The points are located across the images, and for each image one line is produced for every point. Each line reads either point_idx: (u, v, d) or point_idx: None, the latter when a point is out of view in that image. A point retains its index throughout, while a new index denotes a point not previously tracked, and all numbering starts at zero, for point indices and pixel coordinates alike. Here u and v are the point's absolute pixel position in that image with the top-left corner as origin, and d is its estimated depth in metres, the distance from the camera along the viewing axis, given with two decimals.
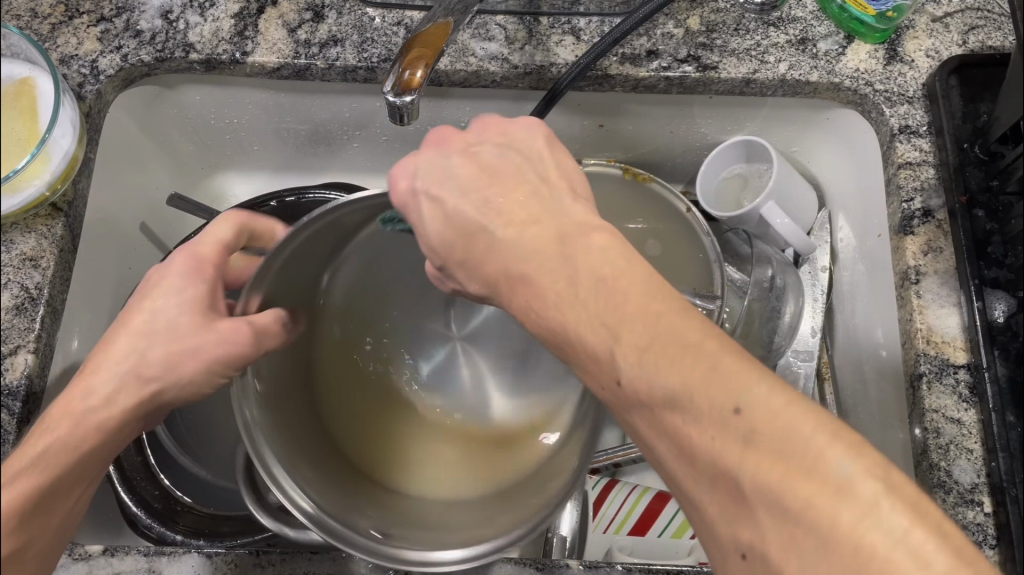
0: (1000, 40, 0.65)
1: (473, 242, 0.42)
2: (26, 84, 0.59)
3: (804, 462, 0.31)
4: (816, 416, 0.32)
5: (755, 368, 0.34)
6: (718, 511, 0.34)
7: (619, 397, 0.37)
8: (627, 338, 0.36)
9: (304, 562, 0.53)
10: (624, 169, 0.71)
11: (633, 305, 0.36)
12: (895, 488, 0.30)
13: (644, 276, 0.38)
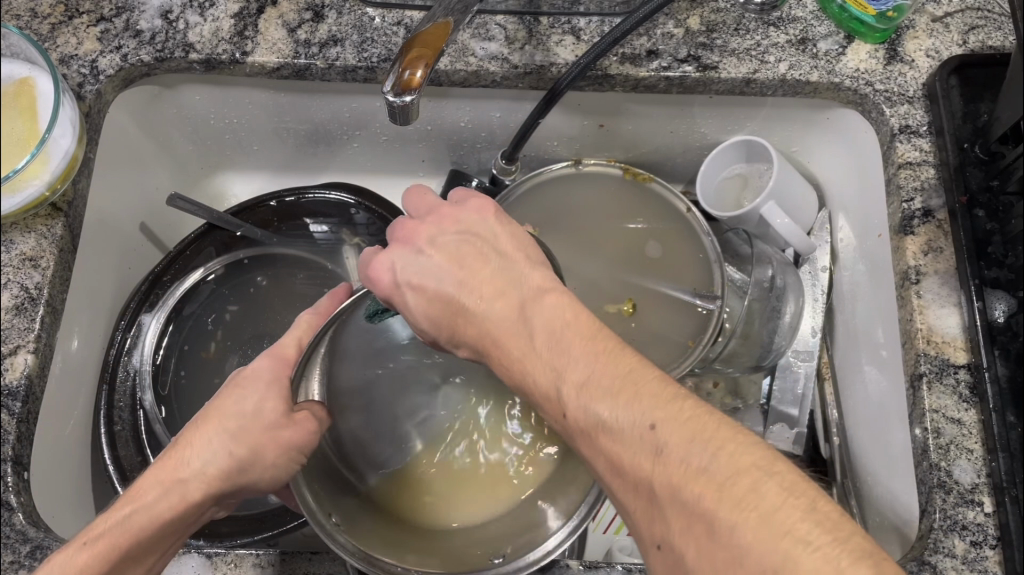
0: (1000, 40, 0.64)
1: (456, 320, 0.46)
2: (26, 84, 0.59)
3: (705, 468, 0.35)
4: (722, 429, 0.37)
5: (673, 392, 0.38)
6: (642, 517, 0.38)
7: (566, 426, 0.42)
8: (570, 375, 0.41)
9: (304, 562, 0.53)
10: (624, 168, 0.72)
11: (579, 346, 0.41)
12: (788, 486, 0.34)
13: (588, 321, 0.42)
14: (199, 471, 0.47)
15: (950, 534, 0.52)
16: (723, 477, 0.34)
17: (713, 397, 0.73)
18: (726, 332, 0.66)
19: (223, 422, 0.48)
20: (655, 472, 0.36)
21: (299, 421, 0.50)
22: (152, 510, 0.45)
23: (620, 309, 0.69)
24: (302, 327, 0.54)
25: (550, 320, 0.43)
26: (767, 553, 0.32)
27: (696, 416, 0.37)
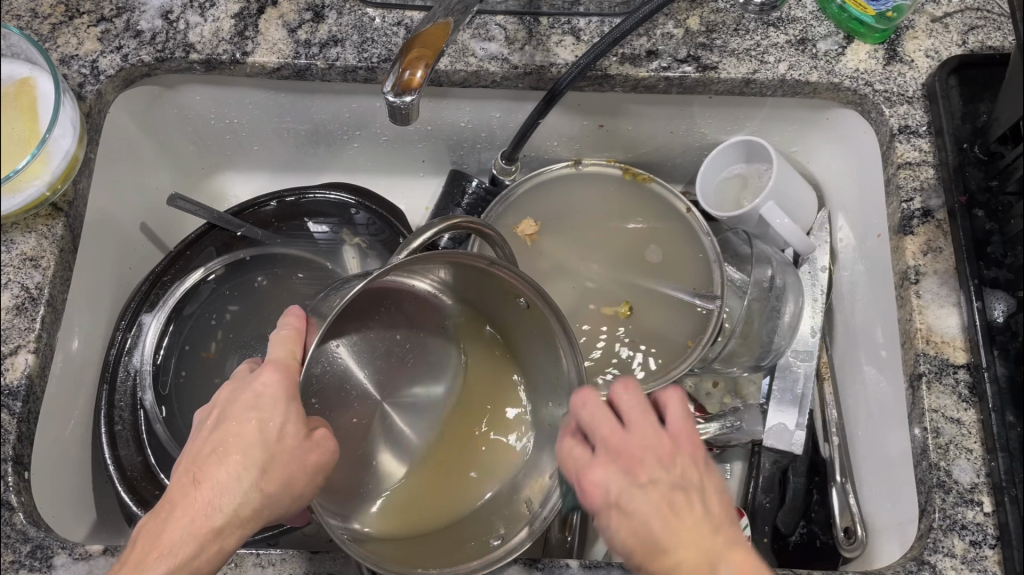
0: (1000, 40, 0.65)
1: (580, 468, 0.47)
2: (26, 84, 0.59)
3: None
4: None
5: None
6: None
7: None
8: (664, 541, 0.43)
9: (304, 562, 0.53)
10: (624, 169, 0.72)
11: (674, 521, 0.44)
12: None
13: (688, 504, 0.45)
14: (232, 515, 0.45)
15: (950, 534, 0.52)
16: None
17: (713, 397, 0.75)
18: (726, 332, 0.67)
19: (248, 458, 0.46)
20: None
21: (321, 441, 0.48)
22: (191, 565, 0.43)
23: (617, 312, 0.70)
24: (291, 341, 0.48)
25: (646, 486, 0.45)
26: None
27: None
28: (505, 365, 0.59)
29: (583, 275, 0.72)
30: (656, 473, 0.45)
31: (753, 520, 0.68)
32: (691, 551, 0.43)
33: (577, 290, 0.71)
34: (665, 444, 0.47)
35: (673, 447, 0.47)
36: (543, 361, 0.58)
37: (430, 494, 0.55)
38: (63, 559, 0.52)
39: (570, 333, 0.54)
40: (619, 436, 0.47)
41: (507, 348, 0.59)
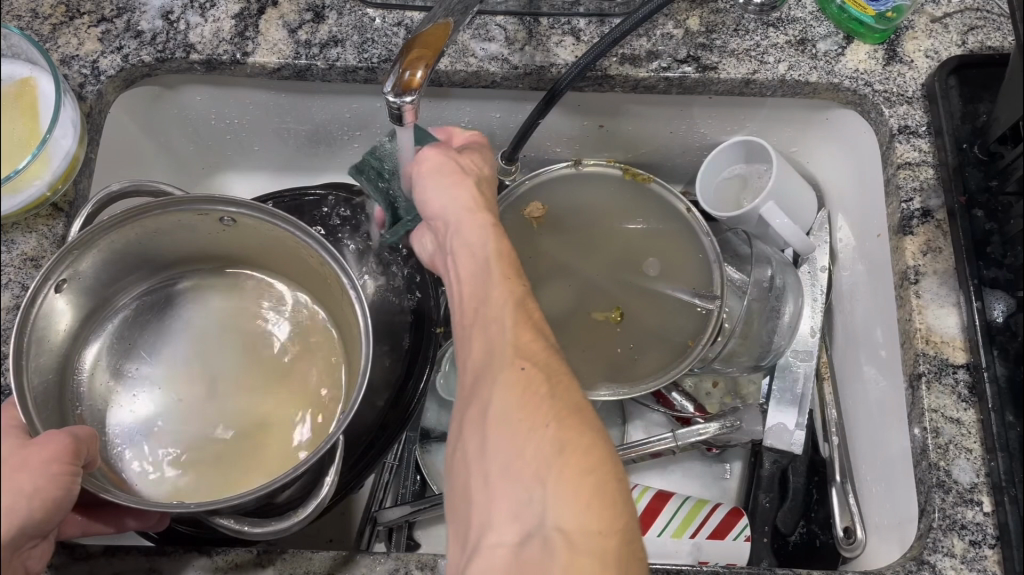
0: (1000, 40, 0.65)
1: (476, 276, 0.47)
2: (26, 84, 0.59)
3: (581, 501, 0.39)
4: (604, 484, 0.40)
5: (533, 337, 0.45)
6: (506, 504, 0.40)
7: (521, 381, 0.42)
8: (518, 334, 0.44)
9: (305, 562, 0.53)
10: (624, 169, 0.72)
11: (501, 309, 0.45)
12: (573, 491, 0.39)
13: (518, 317, 0.45)
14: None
15: (950, 534, 0.52)
16: (567, 428, 0.41)
17: (713, 397, 0.75)
18: (726, 332, 0.67)
19: None
20: (523, 474, 0.40)
21: (49, 439, 0.46)
22: None
23: (608, 317, 0.69)
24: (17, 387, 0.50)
25: (486, 455, 0.42)
26: (574, 530, 0.38)
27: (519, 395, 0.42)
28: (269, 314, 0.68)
29: (579, 276, 0.71)
30: (490, 433, 0.42)
31: (753, 519, 0.68)
32: (543, 440, 0.40)
33: (576, 291, 0.71)
34: (524, 365, 0.43)
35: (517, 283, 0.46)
36: (285, 258, 0.65)
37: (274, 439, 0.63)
38: (64, 559, 0.52)
39: (192, 204, 0.57)
40: (494, 300, 0.46)
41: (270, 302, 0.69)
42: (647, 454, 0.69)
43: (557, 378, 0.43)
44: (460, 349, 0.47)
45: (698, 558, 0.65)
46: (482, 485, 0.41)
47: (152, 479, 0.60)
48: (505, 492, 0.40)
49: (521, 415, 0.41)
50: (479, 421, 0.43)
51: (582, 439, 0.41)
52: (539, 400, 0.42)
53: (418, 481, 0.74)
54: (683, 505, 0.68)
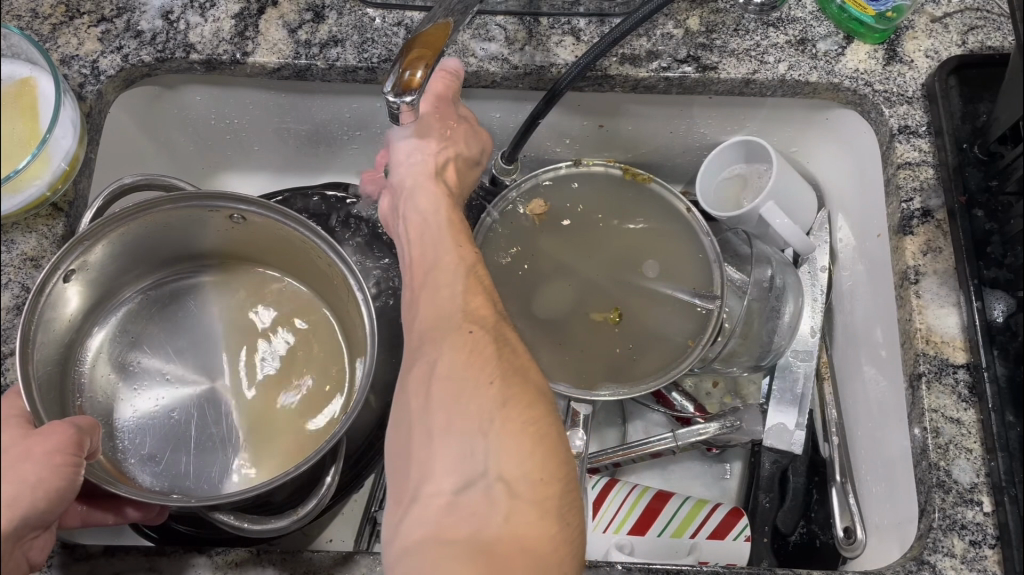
0: (1000, 40, 0.65)
1: (430, 253, 0.52)
2: (26, 84, 0.59)
3: (522, 447, 0.41)
4: (543, 433, 0.42)
5: (482, 304, 0.49)
6: (447, 451, 0.41)
7: (470, 338, 0.45)
8: (469, 300, 0.48)
9: (305, 562, 0.53)
10: (624, 169, 0.72)
11: (454, 281, 0.50)
12: (515, 436, 0.41)
13: (470, 287, 0.49)
14: None
15: (950, 534, 0.52)
16: (512, 378, 0.43)
17: (713, 396, 0.75)
18: (726, 332, 0.67)
19: None
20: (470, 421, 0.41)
21: (51, 431, 0.46)
22: None
23: (606, 317, 0.69)
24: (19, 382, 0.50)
25: (432, 410, 0.43)
26: (514, 473, 0.40)
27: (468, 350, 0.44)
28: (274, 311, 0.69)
29: (579, 275, 0.71)
30: (436, 384, 0.43)
31: (753, 519, 0.68)
32: (490, 386, 0.43)
33: (574, 292, 0.71)
34: (472, 329, 0.46)
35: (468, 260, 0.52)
36: (292, 255, 0.65)
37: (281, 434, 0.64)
38: (64, 559, 0.52)
39: (203, 199, 0.58)
40: (447, 272, 0.50)
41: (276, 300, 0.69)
42: (647, 454, 0.69)
43: (504, 338, 0.46)
44: (410, 318, 0.50)
45: (698, 558, 0.65)
46: (423, 441, 0.42)
47: (157, 472, 0.60)
48: (447, 440, 0.41)
49: (469, 374, 0.43)
50: (425, 380, 0.44)
51: (527, 392, 0.43)
52: (485, 358, 0.44)
53: None
54: (683, 505, 0.68)
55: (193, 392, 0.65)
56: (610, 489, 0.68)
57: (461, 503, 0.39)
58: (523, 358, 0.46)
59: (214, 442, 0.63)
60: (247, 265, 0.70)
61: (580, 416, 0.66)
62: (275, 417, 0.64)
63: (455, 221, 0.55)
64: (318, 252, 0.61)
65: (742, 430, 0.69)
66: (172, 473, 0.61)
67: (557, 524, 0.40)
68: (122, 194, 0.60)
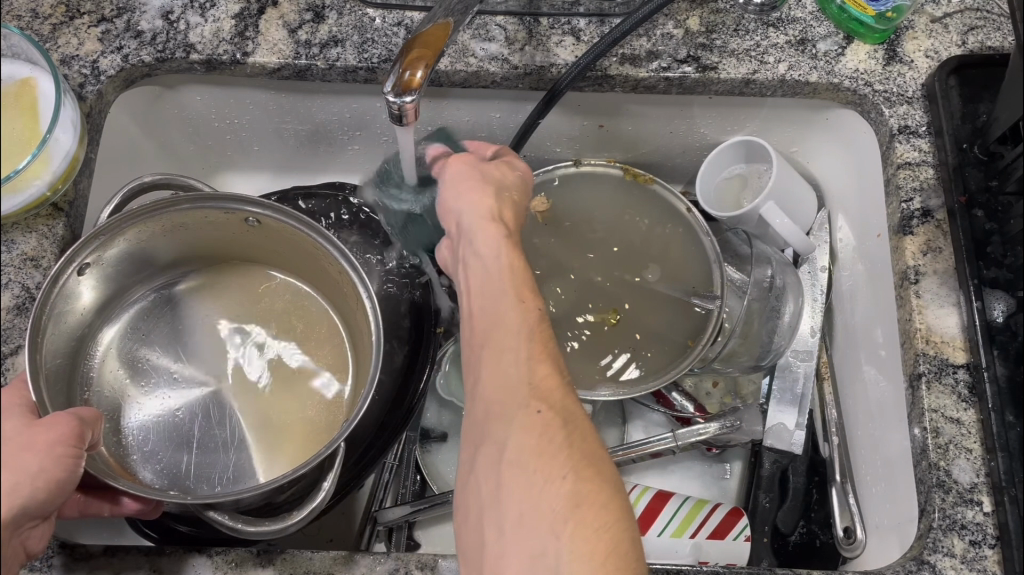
0: (999, 40, 0.65)
1: (492, 302, 0.48)
2: (26, 85, 0.59)
3: (597, 551, 0.38)
4: (620, 533, 0.40)
5: (548, 368, 0.45)
6: (515, 555, 0.39)
7: (539, 423, 0.42)
8: (531, 365, 0.45)
9: (304, 562, 0.53)
10: (624, 169, 0.72)
11: (516, 343, 0.46)
12: (582, 537, 0.39)
13: (529, 348, 0.45)
14: None
15: (950, 534, 0.52)
16: (582, 468, 0.41)
17: (713, 396, 0.74)
18: (726, 332, 0.67)
19: None
20: (541, 522, 0.40)
21: (52, 422, 0.46)
22: None
23: (605, 319, 0.69)
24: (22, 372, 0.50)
25: (498, 503, 0.41)
26: None
27: (535, 433, 0.42)
28: (281, 315, 0.69)
29: (579, 274, 0.71)
30: (502, 476, 0.42)
31: (753, 519, 0.68)
32: (561, 482, 0.40)
33: (574, 292, 0.71)
34: (541, 409, 0.43)
35: (530, 313, 0.47)
36: (301, 260, 0.65)
37: (282, 439, 0.63)
38: (63, 559, 0.52)
39: (217, 200, 0.58)
40: (508, 330, 0.46)
41: (284, 304, 0.69)
42: (647, 454, 0.69)
43: (570, 416, 0.44)
44: (471, 379, 0.47)
45: (698, 558, 0.65)
46: (497, 532, 0.41)
47: (158, 470, 0.60)
48: (513, 539, 0.40)
49: (540, 464, 0.41)
50: (493, 466, 0.42)
51: (597, 484, 0.41)
52: (555, 448, 0.42)
53: (418, 481, 0.73)
54: (683, 505, 0.68)
55: (198, 393, 0.65)
56: None
57: None
58: (595, 443, 0.43)
59: (217, 443, 0.63)
60: (254, 269, 0.70)
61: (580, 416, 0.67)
62: (278, 420, 0.64)
63: (518, 265, 0.49)
64: (330, 257, 0.61)
65: (742, 430, 0.69)
66: (173, 470, 0.61)
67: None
68: (142, 192, 0.60)
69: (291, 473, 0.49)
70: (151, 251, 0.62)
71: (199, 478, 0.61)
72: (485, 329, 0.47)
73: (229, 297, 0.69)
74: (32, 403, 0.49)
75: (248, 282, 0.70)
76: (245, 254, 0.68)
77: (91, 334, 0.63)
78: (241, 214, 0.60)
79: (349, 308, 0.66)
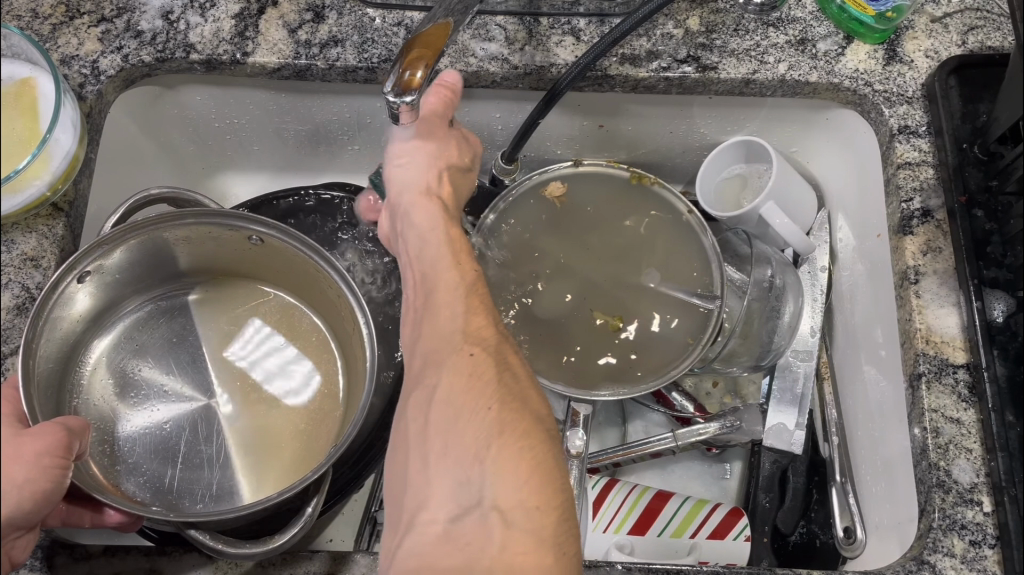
0: (999, 40, 0.65)
1: (431, 258, 0.50)
2: (26, 84, 0.59)
3: (519, 472, 0.41)
4: (542, 458, 0.42)
5: (481, 315, 0.47)
6: (438, 487, 0.41)
7: (471, 361, 0.44)
8: (468, 315, 0.47)
9: (304, 562, 0.53)
10: (631, 172, 0.72)
11: (450, 292, 0.48)
12: (503, 460, 0.41)
13: (464, 297, 0.48)
14: None
15: (950, 534, 0.52)
16: (511, 401, 0.43)
17: (713, 396, 0.75)
18: (726, 331, 0.67)
19: None
20: (466, 451, 0.41)
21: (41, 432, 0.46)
22: None
23: (608, 322, 0.69)
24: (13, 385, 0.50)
25: (426, 444, 0.43)
26: (511, 499, 0.40)
27: (463, 369, 0.44)
28: (275, 331, 0.69)
29: (581, 276, 0.71)
30: (429, 412, 0.43)
31: (753, 519, 0.68)
32: (488, 409, 0.42)
33: (576, 293, 0.71)
34: (472, 350, 0.45)
35: (467, 267, 0.50)
36: (298, 278, 0.65)
37: (273, 455, 0.63)
38: (63, 559, 0.52)
39: (214, 215, 0.58)
40: (449, 280, 0.48)
41: (278, 320, 0.69)
42: (647, 454, 0.69)
43: (503, 356, 0.46)
44: (411, 331, 0.49)
45: (698, 558, 0.65)
46: (422, 465, 0.42)
47: (141, 483, 0.60)
48: (435, 470, 0.41)
49: (468, 399, 0.43)
50: (425, 403, 0.44)
51: (524, 414, 0.43)
52: (484, 384, 0.43)
53: None
54: (683, 505, 0.68)
55: (187, 407, 0.65)
56: (609, 490, 0.68)
57: (449, 536, 0.40)
58: (525, 382, 0.45)
59: (202, 459, 0.63)
60: (249, 283, 0.70)
61: (580, 417, 0.65)
62: (270, 437, 0.64)
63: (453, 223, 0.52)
64: (329, 280, 0.61)
65: (742, 430, 0.69)
66: (157, 484, 0.61)
67: (555, 554, 0.40)
68: (144, 205, 0.60)
69: (282, 494, 0.49)
70: (142, 265, 0.62)
71: (185, 492, 0.61)
72: (427, 280, 0.50)
73: (222, 312, 0.69)
74: (22, 413, 0.49)
75: (243, 298, 0.70)
76: (240, 269, 0.68)
77: (84, 345, 0.62)
78: (238, 230, 0.60)
79: (343, 329, 0.66)
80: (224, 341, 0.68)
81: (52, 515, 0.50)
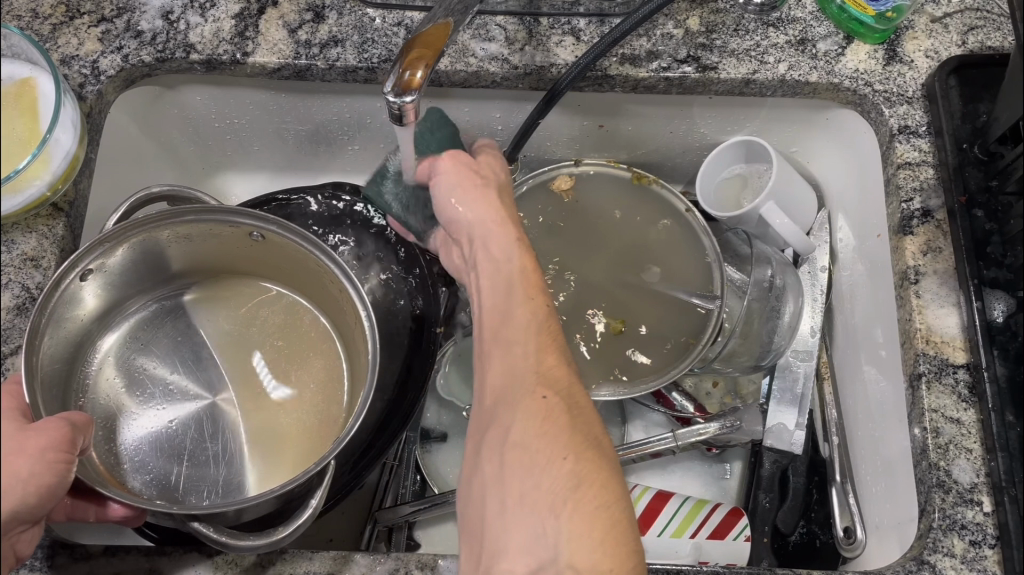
0: (1000, 40, 0.65)
1: (501, 298, 0.49)
2: (26, 85, 0.59)
3: (593, 528, 0.39)
4: (615, 512, 0.40)
5: (554, 358, 0.46)
6: (510, 538, 0.40)
7: (544, 405, 0.43)
8: (540, 357, 0.46)
9: (305, 562, 0.53)
10: (634, 173, 0.72)
11: (521, 334, 0.47)
12: (576, 512, 0.39)
13: (535, 339, 0.47)
14: None
15: (950, 534, 0.52)
16: (583, 450, 0.41)
17: (713, 397, 0.75)
18: (726, 331, 0.67)
19: None
20: (539, 502, 0.40)
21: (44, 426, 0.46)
22: None
23: (610, 325, 0.69)
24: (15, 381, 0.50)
25: (496, 491, 0.42)
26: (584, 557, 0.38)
27: (535, 413, 0.43)
28: (278, 329, 0.69)
29: (581, 276, 0.71)
30: (499, 456, 0.42)
31: (753, 519, 0.68)
32: (562, 457, 0.41)
33: (575, 294, 0.71)
34: (545, 393, 0.44)
35: (537, 306, 0.48)
36: (301, 275, 0.65)
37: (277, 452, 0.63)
38: (63, 559, 0.52)
39: (217, 212, 0.58)
40: (519, 321, 0.47)
41: (281, 318, 0.69)
42: (647, 454, 0.69)
43: (576, 403, 0.44)
44: (481, 370, 0.48)
45: (698, 558, 0.66)
46: (498, 513, 0.41)
47: (148, 480, 0.60)
48: (507, 519, 0.40)
49: (542, 445, 0.41)
50: (499, 446, 0.43)
51: (598, 464, 0.41)
52: (557, 430, 0.42)
53: (418, 481, 0.74)
54: (683, 505, 0.68)
55: (192, 406, 0.65)
56: None
57: None
58: (599, 431, 0.43)
59: (208, 456, 0.63)
60: (252, 283, 0.70)
61: None
62: (274, 436, 0.64)
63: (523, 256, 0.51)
64: (331, 274, 0.61)
65: (742, 430, 0.69)
66: (163, 481, 0.60)
67: None
68: (147, 203, 0.60)
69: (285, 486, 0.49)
70: (147, 263, 0.62)
71: (190, 489, 0.61)
72: (496, 319, 0.49)
73: (226, 311, 0.69)
74: (25, 407, 0.49)
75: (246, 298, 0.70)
76: (243, 267, 0.68)
77: (91, 343, 0.63)
78: (240, 227, 0.60)
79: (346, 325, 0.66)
80: (227, 340, 0.68)
81: (58, 509, 0.51)
